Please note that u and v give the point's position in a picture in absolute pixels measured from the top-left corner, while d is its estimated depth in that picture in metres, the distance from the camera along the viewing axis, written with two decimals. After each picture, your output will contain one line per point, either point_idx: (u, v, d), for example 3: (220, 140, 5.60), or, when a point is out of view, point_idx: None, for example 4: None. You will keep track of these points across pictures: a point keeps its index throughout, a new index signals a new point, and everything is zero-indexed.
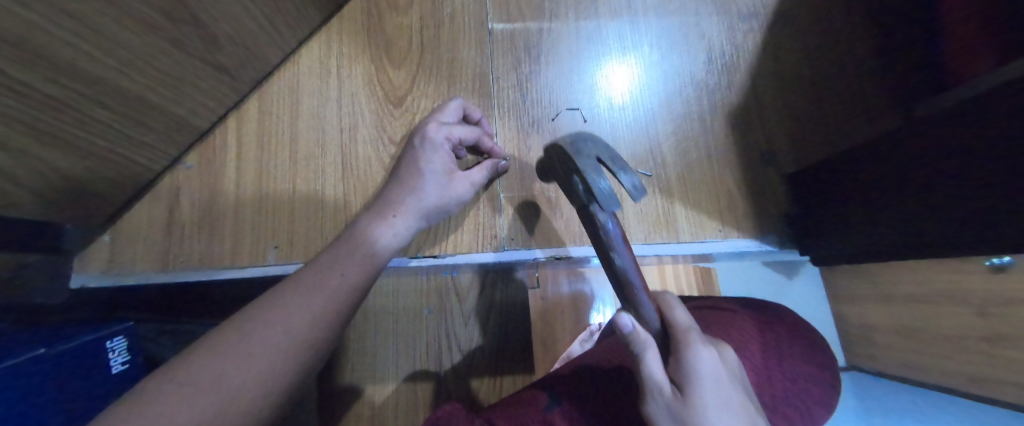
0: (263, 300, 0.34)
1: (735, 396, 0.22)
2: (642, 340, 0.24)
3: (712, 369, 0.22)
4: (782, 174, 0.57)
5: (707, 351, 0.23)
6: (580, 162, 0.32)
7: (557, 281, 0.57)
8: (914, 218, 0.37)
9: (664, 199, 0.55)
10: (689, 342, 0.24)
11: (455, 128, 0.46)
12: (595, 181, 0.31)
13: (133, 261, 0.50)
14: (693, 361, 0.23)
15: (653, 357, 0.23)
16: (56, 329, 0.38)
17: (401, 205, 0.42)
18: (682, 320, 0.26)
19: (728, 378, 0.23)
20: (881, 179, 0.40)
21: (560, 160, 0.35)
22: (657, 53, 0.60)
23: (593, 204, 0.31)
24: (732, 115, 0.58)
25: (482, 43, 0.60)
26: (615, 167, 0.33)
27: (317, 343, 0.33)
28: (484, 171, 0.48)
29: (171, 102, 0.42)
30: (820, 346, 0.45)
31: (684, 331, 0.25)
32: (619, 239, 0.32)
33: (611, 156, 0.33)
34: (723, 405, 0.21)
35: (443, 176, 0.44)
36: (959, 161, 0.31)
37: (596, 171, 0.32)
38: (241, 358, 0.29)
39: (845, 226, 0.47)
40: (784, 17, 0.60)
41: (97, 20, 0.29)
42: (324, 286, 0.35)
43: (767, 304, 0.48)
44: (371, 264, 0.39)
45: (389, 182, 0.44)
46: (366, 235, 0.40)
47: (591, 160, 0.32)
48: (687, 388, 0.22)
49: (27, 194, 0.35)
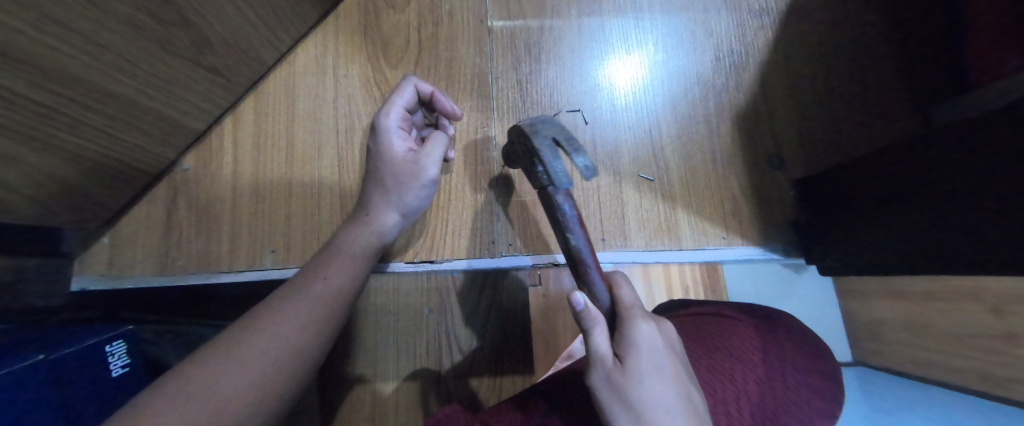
0: (259, 307, 0.34)
1: (665, 361, 0.26)
2: (592, 319, 0.27)
3: (649, 341, 0.27)
4: (791, 179, 0.55)
5: (647, 325, 0.27)
6: (536, 142, 0.32)
7: (559, 279, 0.55)
8: (926, 228, 0.36)
9: (668, 205, 0.54)
10: (633, 317, 0.27)
11: (393, 110, 0.45)
12: (550, 162, 0.30)
13: (132, 264, 0.51)
14: (634, 334, 0.27)
15: (600, 333, 0.27)
16: (58, 334, 0.38)
17: (375, 204, 0.44)
18: (629, 298, 0.30)
19: (663, 346, 0.27)
20: (902, 186, 0.38)
21: (521, 139, 0.34)
22: (662, 52, 0.58)
23: (547, 184, 0.31)
24: (740, 117, 0.56)
25: (481, 40, 0.59)
26: (570, 147, 0.31)
27: (308, 349, 0.33)
28: (439, 141, 0.46)
29: (163, 105, 0.42)
30: (826, 354, 0.43)
31: (630, 308, 0.29)
32: (574, 220, 0.32)
33: (568, 135, 0.32)
34: (653, 369, 0.26)
35: (399, 164, 0.44)
36: (976, 177, 0.29)
37: (551, 151, 0.31)
38: (228, 369, 0.28)
39: (857, 237, 0.45)
40: (798, 13, 0.58)
41: (84, 26, 0.28)
42: (305, 293, 0.35)
43: (773, 310, 0.46)
44: (358, 268, 0.40)
45: (366, 185, 0.45)
46: (349, 239, 0.41)
47: (546, 140, 0.32)
48: (627, 357, 0.26)
49: (22, 200, 0.35)
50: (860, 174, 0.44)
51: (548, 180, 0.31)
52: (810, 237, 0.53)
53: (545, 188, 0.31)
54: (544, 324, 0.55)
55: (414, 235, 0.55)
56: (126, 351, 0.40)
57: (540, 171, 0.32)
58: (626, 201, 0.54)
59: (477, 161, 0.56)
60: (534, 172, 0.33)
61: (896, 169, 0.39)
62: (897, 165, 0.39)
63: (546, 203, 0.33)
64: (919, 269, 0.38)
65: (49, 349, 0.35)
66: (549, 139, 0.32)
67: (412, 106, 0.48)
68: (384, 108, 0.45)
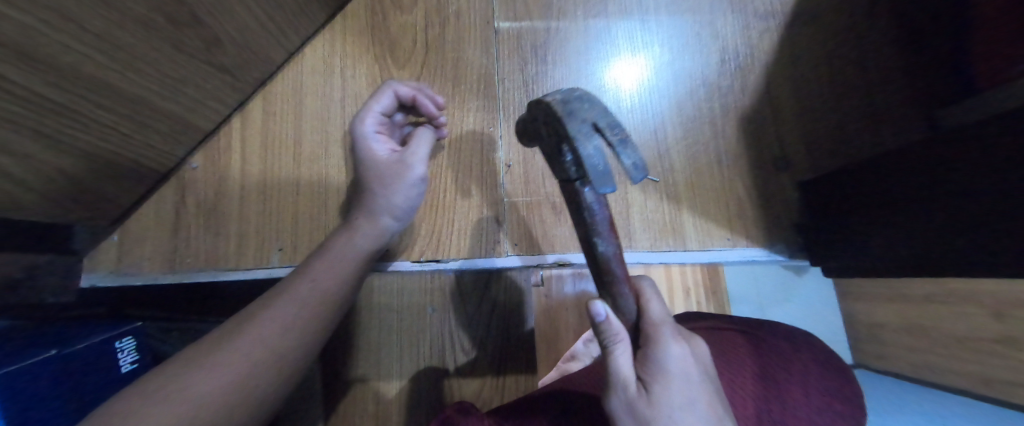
0: (240, 314, 0.34)
1: (694, 388, 0.26)
2: (614, 337, 0.27)
3: (677, 367, 0.26)
4: (796, 181, 0.55)
5: (677, 349, 0.27)
6: (570, 126, 0.22)
7: (562, 281, 0.56)
8: (934, 230, 0.36)
9: (672, 206, 0.54)
10: (662, 342, 0.27)
11: (369, 115, 0.46)
12: (585, 153, 0.22)
13: (140, 262, 0.51)
14: (663, 359, 0.26)
15: (623, 354, 0.27)
16: (68, 330, 0.39)
17: (370, 208, 0.45)
18: (658, 316, 0.29)
19: (692, 371, 0.27)
20: (908, 189, 0.38)
21: (546, 119, 0.24)
22: (668, 53, 0.58)
23: (574, 178, 0.25)
24: (745, 119, 0.56)
25: (487, 41, 0.59)
26: (614, 137, 0.22)
27: (290, 352, 0.33)
28: (422, 138, 0.47)
29: (173, 103, 0.42)
30: (836, 360, 0.43)
31: (659, 329, 0.28)
32: (604, 224, 0.26)
33: (612, 117, 0.23)
34: (681, 398, 0.26)
35: (388, 166, 0.46)
36: (982, 180, 0.29)
37: (588, 137, 0.22)
38: (211, 368, 0.28)
39: (862, 238, 0.45)
40: (803, 16, 0.58)
41: (98, 24, 0.28)
42: (293, 298, 0.35)
43: (772, 322, 0.46)
44: (346, 271, 0.40)
45: (360, 189, 0.47)
46: (345, 244, 0.42)
47: (584, 124, 0.22)
48: (653, 384, 0.26)
49: (35, 197, 0.36)
50: (865, 176, 0.44)
51: (574, 175, 0.25)
52: (814, 239, 0.53)
53: (572, 183, 0.25)
54: (548, 323, 0.55)
55: (419, 234, 0.55)
56: (134, 347, 0.40)
57: (568, 161, 0.24)
58: (631, 202, 0.54)
59: (482, 161, 0.57)
60: (558, 160, 0.26)
61: (901, 172, 0.39)
62: (904, 167, 0.39)
63: (568, 200, 0.27)
64: (923, 271, 0.38)
65: (59, 344, 0.35)
66: (587, 123, 0.22)
67: (392, 109, 0.49)
68: (360, 114, 0.47)
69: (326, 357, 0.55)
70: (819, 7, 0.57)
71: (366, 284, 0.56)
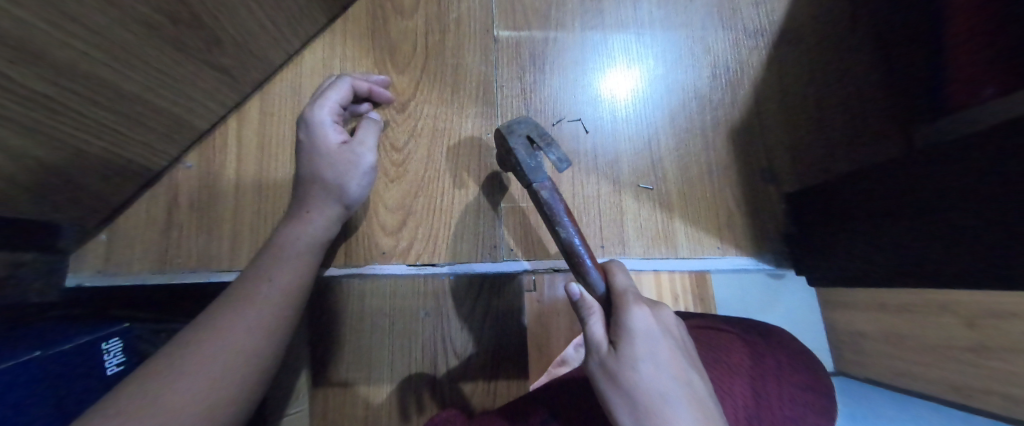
0: (199, 321, 0.34)
1: (661, 345, 0.26)
2: (588, 308, 0.29)
3: (643, 327, 0.26)
4: (784, 191, 0.56)
5: (641, 311, 0.27)
6: (512, 142, 0.35)
7: (553, 286, 0.56)
8: (913, 242, 0.37)
9: (665, 214, 0.55)
10: (626, 305, 0.27)
11: (324, 104, 0.47)
12: (523, 158, 0.33)
13: (129, 261, 0.50)
14: (627, 321, 0.26)
15: (596, 322, 0.29)
16: (56, 329, 0.38)
17: (313, 201, 0.45)
18: (622, 285, 0.29)
19: (658, 330, 0.27)
20: (892, 201, 0.40)
21: (502, 143, 0.37)
22: (661, 66, 0.60)
23: (530, 181, 0.33)
24: (735, 131, 0.58)
25: (487, 47, 0.60)
26: (544, 143, 0.35)
27: (264, 352, 0.34)
28: (370, 129, 0.49)
29: (169, 101, 0.42)
30: (810, 358, 0.46)
31: (623, 295, 0.28)
32: (562, 213, 0.32)
33: (541, 132, 0.36)
34: (648, 355, 0.26)
35: (338, 155, 0.46)
36: (959, 197, 0.31)
37: (525, 150, 0.34)
38: (170, 383, 0.28)
39: (843, 249, 0.47)
40: (791, 35, 0.60)
41: (97, 22, 0.28)
42: (255, 298, 0.36)
43: (757, 322, 0.49)
44: (303, 267, 0.42)
45: (298, 181, 0.46)
46: (290, 237, 0.43)
47: (520, 139, 0.35)
48: (620, 344, 0.26)
49: (23, 194, 0.35)
50: (853, 188, 0.46)
51: (528, 178, 0.33)
52: (800, 250, 0.55)
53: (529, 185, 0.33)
54: (540, 329, 0.56)
55: (415, 238, 0.55)
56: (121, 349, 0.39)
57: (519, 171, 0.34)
58: (625, 209, 0.55)
59: (479, 166, 0.57)
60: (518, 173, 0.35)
61: (885, 187, 0.41)
62: (888, 181, 0.40)
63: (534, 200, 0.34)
64: (902, 283, 0.39)
65: (43, 344, 0.34)
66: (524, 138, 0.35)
67: (347, 101, 0.50)
68: (317, 101, 0.47)
69: (315, 359, 0.53)
70: (804, 28, 0.60)
71: (359, 287, 0.55)
